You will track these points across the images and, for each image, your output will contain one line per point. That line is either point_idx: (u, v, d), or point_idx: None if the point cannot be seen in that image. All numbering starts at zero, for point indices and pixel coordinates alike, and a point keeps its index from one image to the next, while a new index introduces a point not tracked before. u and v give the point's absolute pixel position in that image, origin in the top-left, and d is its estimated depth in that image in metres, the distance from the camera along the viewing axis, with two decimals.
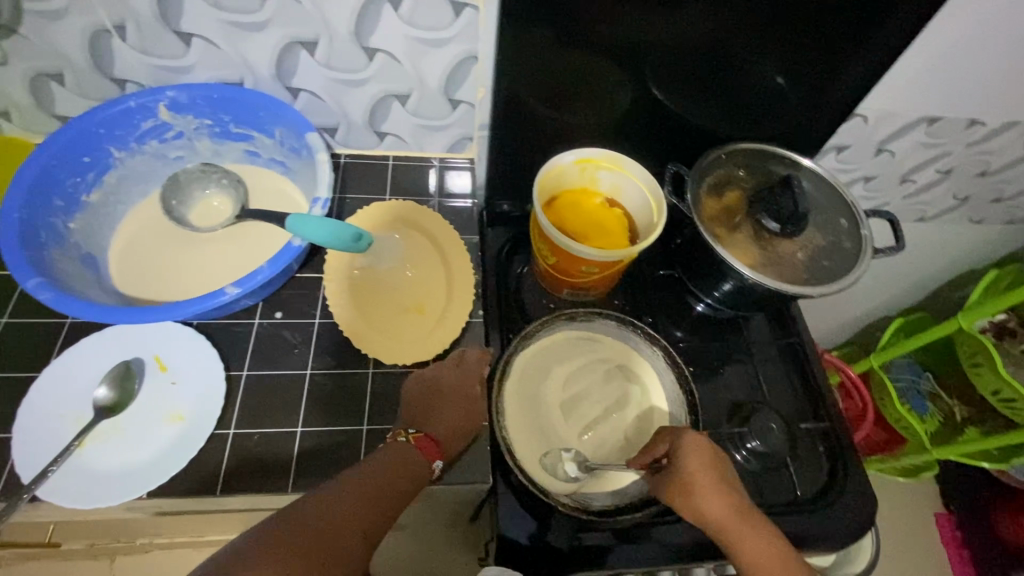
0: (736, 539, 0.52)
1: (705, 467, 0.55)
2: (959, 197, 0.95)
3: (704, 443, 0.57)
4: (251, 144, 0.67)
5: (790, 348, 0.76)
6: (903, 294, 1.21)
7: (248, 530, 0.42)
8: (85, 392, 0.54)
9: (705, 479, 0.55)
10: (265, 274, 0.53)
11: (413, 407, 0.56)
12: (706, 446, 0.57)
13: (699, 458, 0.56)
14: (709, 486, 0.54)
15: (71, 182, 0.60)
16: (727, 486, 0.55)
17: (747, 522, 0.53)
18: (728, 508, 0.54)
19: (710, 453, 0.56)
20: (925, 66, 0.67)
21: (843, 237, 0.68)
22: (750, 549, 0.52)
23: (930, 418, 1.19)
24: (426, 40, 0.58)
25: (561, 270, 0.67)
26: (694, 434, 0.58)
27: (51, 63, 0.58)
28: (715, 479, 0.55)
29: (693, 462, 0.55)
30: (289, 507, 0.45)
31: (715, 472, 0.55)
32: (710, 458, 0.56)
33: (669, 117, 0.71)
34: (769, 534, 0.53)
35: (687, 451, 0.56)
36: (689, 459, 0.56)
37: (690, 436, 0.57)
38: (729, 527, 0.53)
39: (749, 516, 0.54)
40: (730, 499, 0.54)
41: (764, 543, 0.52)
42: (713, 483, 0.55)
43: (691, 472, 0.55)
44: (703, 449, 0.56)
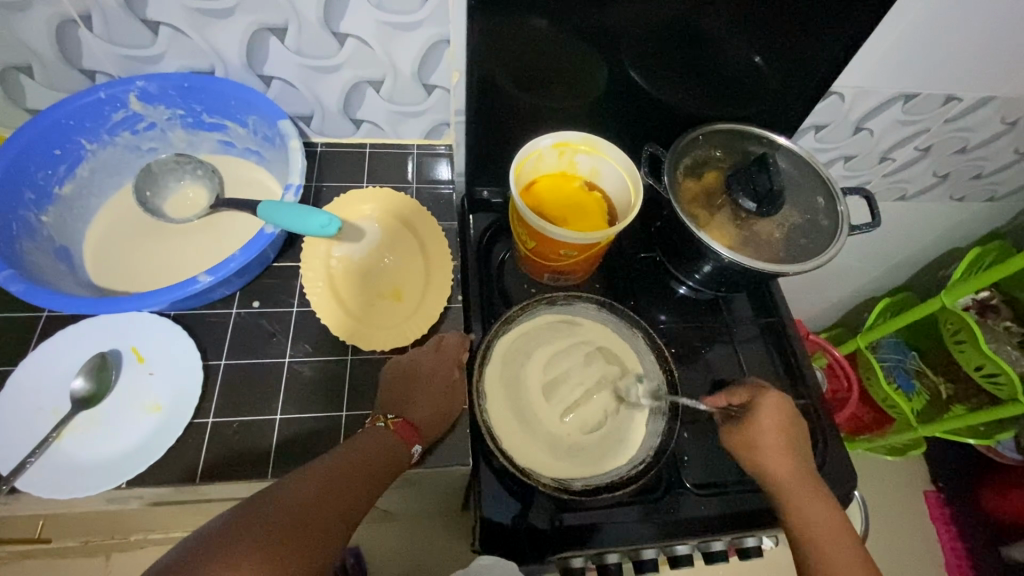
0: (793, 497, 0.58)
1: (777, 427, 0.60)
2: (939, 175, 0.96)
3: (782, 406, 0.61)
4: (225, 133, 0.66)
5: (771, 327, 0.77)
6: (888, 274, 1.22)
7: (226, 512, 0.42)
8: (61, 384, 0.54)
9: (773, 436, 0.60)
10: (238, 262, 0.53)
11: (390, 393, 0.57)
12: (782, 408, 0.61)
13: (775, 417, 0.61)
14: (775, 444, 0.59)
15: (42, 175, 0.59)
16: (795, 450, 0.60)
17: (806, 486, 0.58)
18: (790, 467, 0.59)
19: (785, 416, 0.61)
20: (899, 42, 0.67)
21: (820, 215, 0.68)
22: (803, 506, 0.57)
23: (916, 396, 1.21)
24: (397, 24, 0.57)
25: (540, 254, 0.67)
26: (773, 393, 0.62)
27: (17, 55, 0.57)
28: (783, 438, 0.60)
29: (766, 419, 0.60)
30: (266, 490, 0.45)
31: (786, 434, 0.60)
32: (784, 420, 0.60)
33: (646, 98, 0.71)
34: (826, 502, 0.57)
35: (763, 408, 0.61)
36: (764, 415, 0.61)
37: (769, 396, 0.62)
38: (787, 483, 0.58)
39: (810, 481, 0.59)
40: (793, 459, 0.59)
41: (816, 503, 0.57)
42: (780, 442, 0.59)
43: (761, 428, 0.60)
44: (780, 411, 0.61)
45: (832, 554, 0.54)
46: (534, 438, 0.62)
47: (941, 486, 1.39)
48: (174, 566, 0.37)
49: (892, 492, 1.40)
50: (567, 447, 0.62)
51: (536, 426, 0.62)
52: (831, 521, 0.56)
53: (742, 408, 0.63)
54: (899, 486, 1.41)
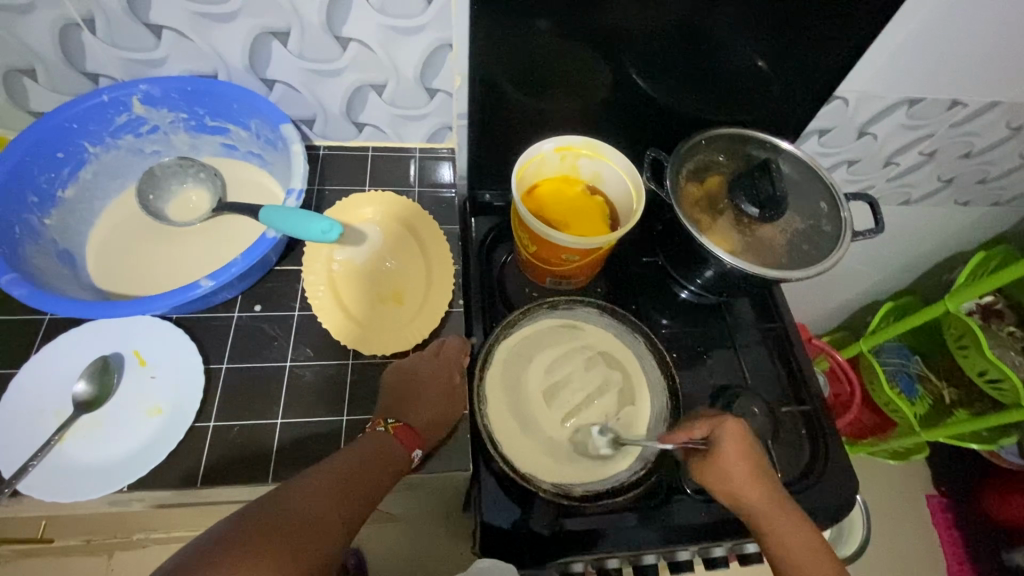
0: (770, 523, 0.56)
1: (744, 458, 0.57)
2: (944, 179, 0.95)
3: (742, 433, 0.58)
4: (228, 137, 0.67)
5: (773, 332, 0.76)
6: (892, 278, 1.21)
7: (230, 515, 0.42)
8: (64, 387, 0.54)
9: (742, 468, 0.57)
10: (240, 267, 0.53)
11: (391, 397, 0.56)
12: (743, 435, 0.58)
13: (739, 448, 0.58)
14: (743, 476, 0.57)
15: (45, 178, 0.60)
16: (764, 476, 0.57)
17: (780, 510, 0.56)
18: (761, 493, 0.56)
19: (746, 443, 0.58)
20: (904, 46, 0.67)
21: (823, 221, 0.68)
22: (780, 531, 0.55)
23: (919, 401, 1.20)
24: (400, 28, 0.57)
25: (542, 258, 0.67)
26: (731, 420, 0.59)
27: (20, 58, 0.57)
28: (750, 467, 0.57)
29: (731, 452, 0.57)
30: (268, 496, 0.45)
31: (752, 462, 0.57)
32: (748, 448, 0.58)
33: (649, 103, 0.71)
34: (801, 523, 0.56)
35: (726, 441, 0.57)
36: (728, 448, 0.57)
37: (728, 424, 0.58)
38: (764, 513, 0.56)
39: (782, 503, 0.57)
40: (764, 488, 0.57)
41: (792, 525, 0.56)
42: (749, 471, 0.57)
43: (729, 460, 0.56)
44: (742, 439, 0.58)
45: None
46: (535, 443, 0.61)
47: (944, 491, 1.38)
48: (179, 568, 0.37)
49: (894, 496, 1.40)
50: (568, 452, 0.62)
51: (536, 430, 0.62)
52: (810, 542, 0.55)
53: (706, 440, 0.59)
54: (901, 490, 1.41)
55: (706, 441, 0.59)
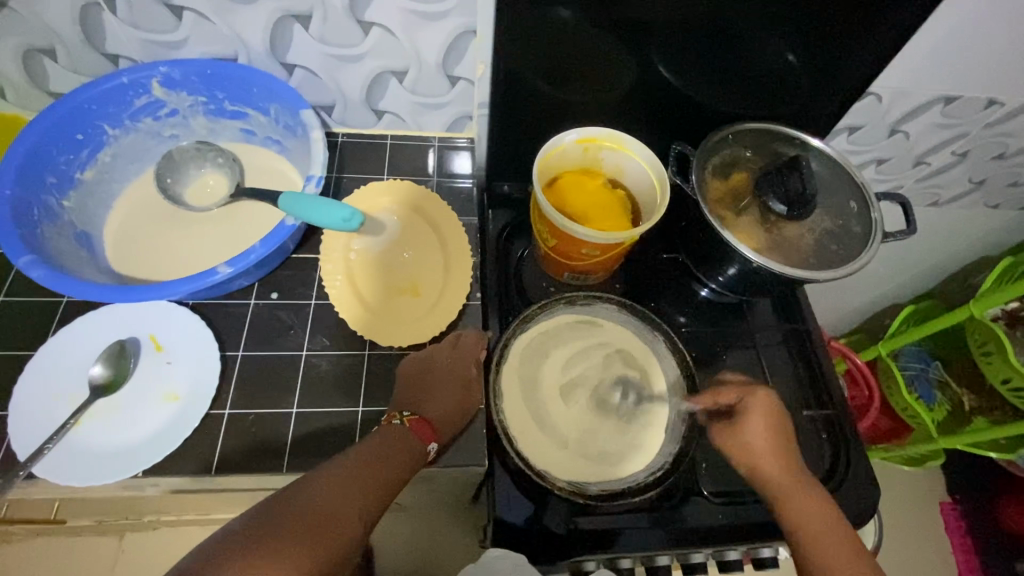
0: (785, 494, 0.56)
1: (767, 424, 0.59)
2: (975, 181, 0.92)
3: (772, 406, 0.60)
4: (246, 122, 0.66)
5: (795, 334, 0.75)
6: (915, 281, 1.18)
7: (243, 514, 0.42)
8: (80, 371, 0.54)
9: (763, 435, 0.58)
10: (258, 253, 0.52)
11: (406, 389, 0.56)
12: (773, 408, 0.60)
13: (765, 416, 0.59)
14: (765, 442, 0.58)
15: (65, 160, 0.59)
16: (785, 447, 0.58)
17: (797, 482, 0.56)
18: (780, 463, 0.57)
19: (777, 415, 0.59)
20: (943, 41, 0.64)
21: (852, 220, 0.66)
22: (795, 502, 0.55)
23: (937, 407, 1.18)
24: (423, 13, 0.56)
25: (561, 253, 0.65)
26: (763, 392, 0.61)
27: (40, 37, 0.57)
28: (773, 436, 0.58)
29: (756, 420, 0.59)
30: (287, 491, 0.45)
31: (776, 431, 0.59)
32: (776, 420, 0.59)
33: (675, 95, 0.69)
34: (820, 499, 0.56)
35: (752, 409, 0.59)
36: (752, 415, 0.59)
37: (759, 394, 0.60)
38: (782, 482, 0.56)
39: (801, 477, 0.57)
40: (784, 459, 0.58)
41: (809, 498, 0.55)
42: (770, 439, 0.58)
43: (751, 425, 0.59)
44: (770, 412, 0.59)
45: (831, 549, 0.52)
46: (551, 438, 0.61)
47: (957, 498, 1.36)
48: (194, 566, 0.36)
49: (906, 503, 1.38)
50: (584, 448, 0.61)
51: (552, 425, 0.61)
52: (827, 518, 0.54)
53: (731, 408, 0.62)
54: (914, 496, 1.39)
55: (733, 407, 0.61)
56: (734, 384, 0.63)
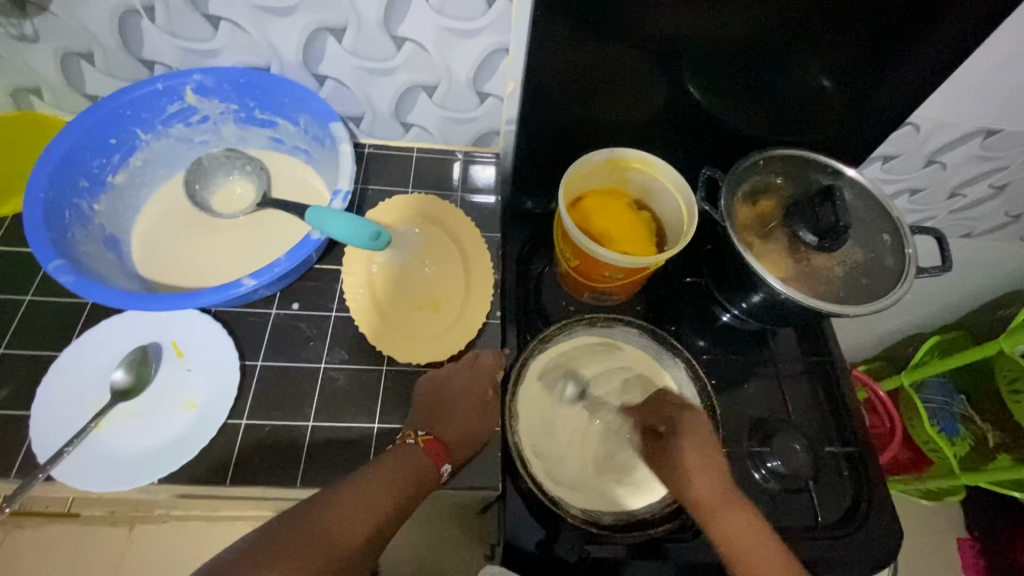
0: (712, 519, 0.52)
1: (699, 446, 0.55)
2: (1011, 214, 0.90)
3: (704, 429, 0.56)
4: (275, 130, 0.66)
5: (819, 366, 0.73)
6: (943, 311, 1.15)
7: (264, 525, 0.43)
8: (102, 374, 0.54)
9: (698, 457, 0.54)
10: (283, 267, 0.51)
11: (423, 408, 0.55)
12: (704, 431, 0.56)
13: (696, 438, 0.56)
14: (697, 465, 0.54)
15: (98, 163, 0.60)
16: (718, 469, 0.54)
17: (729, 506, 0.52)
18: (711, 486, 0.53)
19: (708, 438, 0.56)
20: (989, 73, 0.62)
21: (885, 254, 0.64)
22: (723, 526, 0.51)
23: (961, 441, 1.13)
24: (457, 30, 0.56)
25: (583, 273, 0.65)
26: (694, 415, 0.58)
27: (79, 42, 0.57)
28: (709, 459, 0.54)
29: (688, 442, 0.55)
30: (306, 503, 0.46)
31: (709, 454, 0.55)
32: (707, 444, 0.55)
33: (705, 118, 0.68)
34: (753, 521, 0.52)
35: (683, 430, 0.56)
36: (683, 439, 0.55)
37: (690, 416, 0.57)
38: (709, 503, 0.52)
39: (731, 498, 0.53)
40: (716, 479, 0.53)
41: (738, 520, 0.51)
42: (705, 462, 0.54)
43: (681, 446, 0.55)
44: (703, 434, 0.56)
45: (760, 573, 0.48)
46: (565, 462, 0.60)
47: (976, 536, 1.31)
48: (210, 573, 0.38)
49: (924, 538, 1.34)
50: (598, 474, 0.60)
51: (567, 449, 0.61)
52: (759, 537, 0.51)
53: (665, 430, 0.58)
54: (930, 531, 1.35)
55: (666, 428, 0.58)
56: (661, 402, 0.61)
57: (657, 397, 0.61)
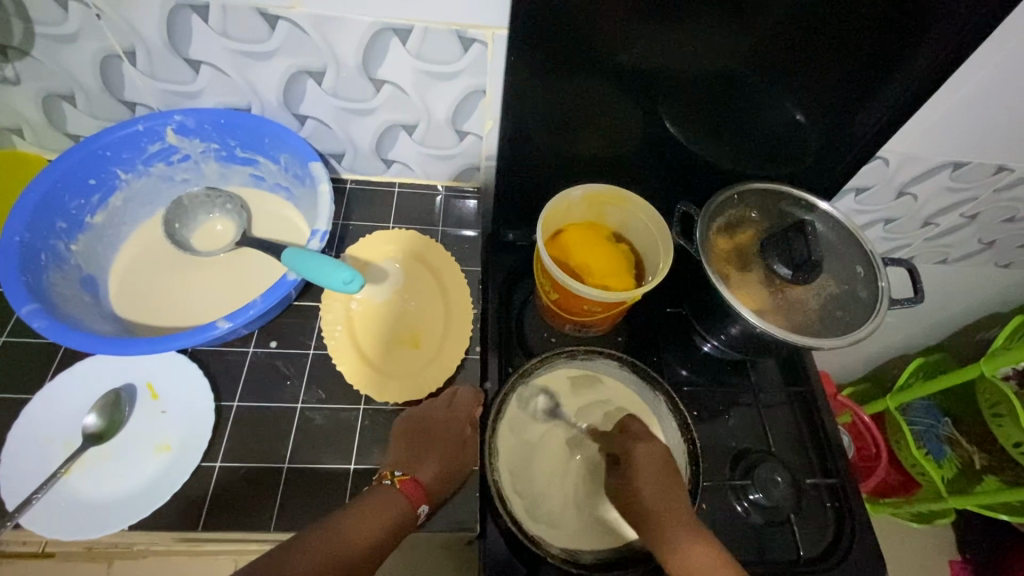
0: (671, 554, 0.52)
1: (650, 474, 0.57)
2: (984, 241, 0.92)
3: (655, 455, 0.58)
4: (256, 168, 0.66)
5: (799, 396, 0.73)
6: (925, 334, 1.16)
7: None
8: (75, 418, 0.54)
9: (648, 486, 0.56)
10: (258, 309, 0.51)
11: (400, 449, 0.55)
12: (657, 455, 0.59)
13: (648, 466, 0.58)
14: (650, 494, 0.56)
15: (76, 205, 0.60)
16: (673, 497, 0.56)
17: (686, 538, 0.53)
18: (666, 516, 0.54)
19: (659, 465, 0.58)
20: (951, 111, 0.64)
21: (859, 286, 0.65)
22: (680, 557, 0.51)
23: (947, 463, 1.15)
24: (435, 73, 0.57)
25: (563, 307, 0.65)
26: (643, 443, 0.59)
27: (61, 84, 0.58)
28: (661, 489, 0.56)
29: (641, 470, 0.57)
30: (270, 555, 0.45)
31: (663, 482, 0.57)
32: (659, 470, 0.57)
33: (681, 154, 0.69)
34: (710, 547, 0.52)
35: (635, 461, 0.58)
36: (636, 469, 0.57)
37: (640, 445, 0.59)
38: (665, 537, 0.53)
39: (688, 529, 0.54)
40: (673, 510, 0.55)
41: (695, 551, 0.52)
42: (657, 493, 0.56)
43: (635, 479, 0.57)
44: (654, 462, 0.58)
45: None
46: (546, 499, 0.59)
47: (968, 557, 1.31)
48: None
49: (916, 561, 1.33)
50: (579, 510, 0.60)
51: (548, 485, 0.60)
52: (716, 561, 0.51)
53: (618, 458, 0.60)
54: (922, 554, 1.34)
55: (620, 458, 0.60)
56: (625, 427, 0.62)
57: (626, 422, 0.62)
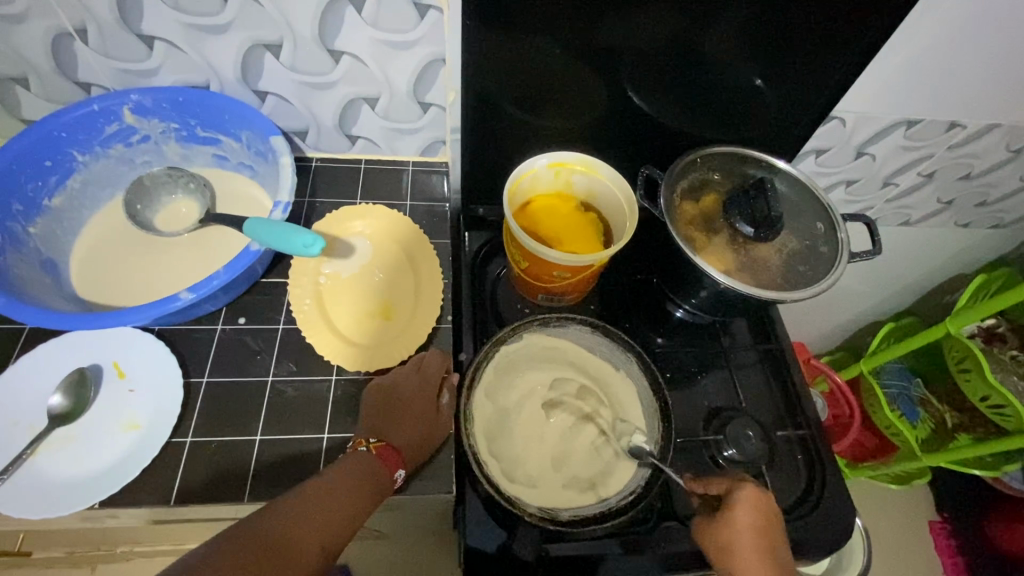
0: None
1: (753, 526, 0.52)
2: (943, 201, 0.94)
3: (761, 505, 0.53)
4: (218, 148, 0.66)
5: (768, 354, 0.75)
6: (895, 298, 1.19)
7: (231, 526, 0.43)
8: (40, 400, 0.53)
9: (751, 539, 0.52)
10: (220, 279, 0.52)
11: (372, 416, 0.55)
12: (764, 506, 0.54)
13: (751, 516, 0.53)
14: (750, 548, 0.51)
15: (32, 187, 0.59)
16: (774, 558, 0.52)
17: None
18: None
19: (766, 518, 0.53)
20: (900, 68, 0.66)
21: (820, 241, 0.67)
22: None
23: (921, 425, 1.18)
24: (392, 42, 0.57)
25: (533, 275, 0.66)
26: (751, 488, 0.54)
27: (13, 66, 0.57)
28: (762, 544, 0.52)
29: (743, 518, 0.52)
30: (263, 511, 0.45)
31: (767, 541, 0.52)
32: (764, 522, 0.53)
33: (644, 121, 0.70)
34: None
35: (739, 505, 0.53)
36: (740, 513, 0.53)
37: (746, 490, 0.54)
38: None
39: None
40: (770, 569, 0.51)
41: None
42: (757, 546, 0.51)
43: (735, 525, 0.52)
44: (759, 513, 0.53)
45: None
46: (524, 462, 0.59)
47: (946, 516, 1.34)
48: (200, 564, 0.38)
49: (896, 522, 1.37)
50: (557, 471, 0.60)
51: (525, 449, 0.60)
52: None
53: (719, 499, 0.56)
54: (902, 516, 1.37)
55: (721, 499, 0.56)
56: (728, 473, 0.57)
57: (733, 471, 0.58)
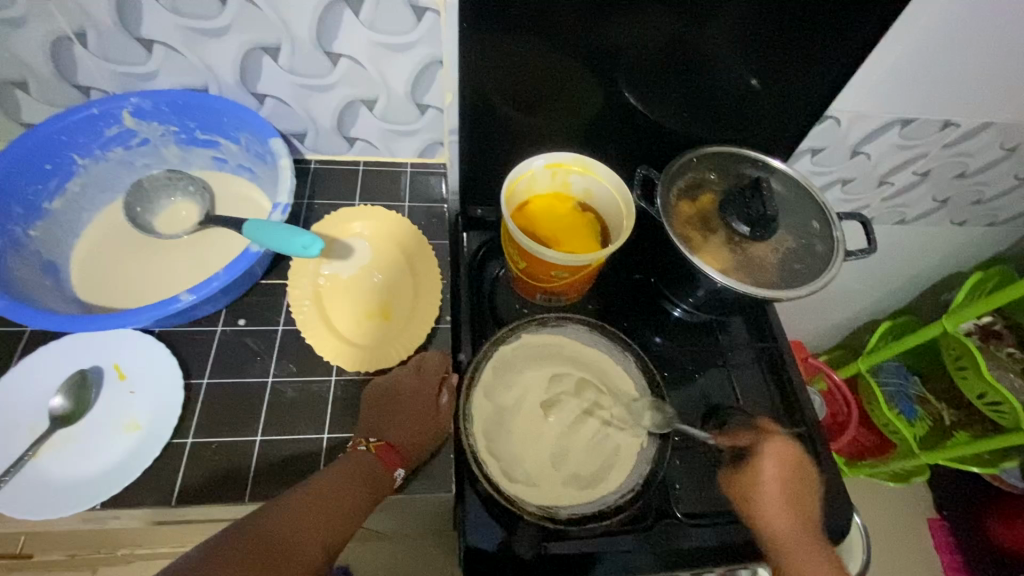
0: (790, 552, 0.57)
1: (781, 473, 0.60)
2: (938, 199, 0.95)
3: (788, 454, 0.62)
4: (218, 150, 0.67)
5: (765, 353, 0.75)
6: (891, 296, 1.20)
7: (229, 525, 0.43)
8: (40, 401, 0.53)
9: (778, 482, 0.60)
10: (220, 281, 0.52)
11: (372, 416, 0.56)
12: (789, 455, 0.62)
13: (777, 464, 0.61)
14: (776, 490, 0.60)
15: (32, 190, 0.60)
16: (795, 499, 0.60)
17: (801, 541, 0.58)
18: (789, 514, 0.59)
19: (790, 464, 0.61)
20: (894, 67, 0.67)
21: (816, 239, 0.67)
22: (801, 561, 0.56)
23: (918, 422, 1.18)
24: (390, 45, 0.58)
25: (531, 274, 0.66)
26: (779, 440, 0.62)
27: (13, 71, 0.58)
28: (787, 487, 0.60)
29: (773, 466, 0.61)
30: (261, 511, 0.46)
31: (790, 484, 0.61)
32: (790, 468, 0.61)
33: (640, 121, 0.71)
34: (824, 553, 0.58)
35: (769, 455, 0.61)
36: (770, 463, 0.61)
37: (774, 441, 0.62)
38: (784, 535, 0.58)
39: (804, 532, 0.59)
40: (792, 509, 0.59)
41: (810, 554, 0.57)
42: (782, 490, 0.60)
43: (764, 472, 0.60)
44: (785, 460, 0.62)
45: None
46: (523, 460, 0.60)
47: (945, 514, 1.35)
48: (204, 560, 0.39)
49: (895, 520, 1.37)
50: (555, 469, 0.60)
51: (524, 448, 0.60)
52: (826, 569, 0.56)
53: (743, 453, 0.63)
54: (900, 513, 1.38)
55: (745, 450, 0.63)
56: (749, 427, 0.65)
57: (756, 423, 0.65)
